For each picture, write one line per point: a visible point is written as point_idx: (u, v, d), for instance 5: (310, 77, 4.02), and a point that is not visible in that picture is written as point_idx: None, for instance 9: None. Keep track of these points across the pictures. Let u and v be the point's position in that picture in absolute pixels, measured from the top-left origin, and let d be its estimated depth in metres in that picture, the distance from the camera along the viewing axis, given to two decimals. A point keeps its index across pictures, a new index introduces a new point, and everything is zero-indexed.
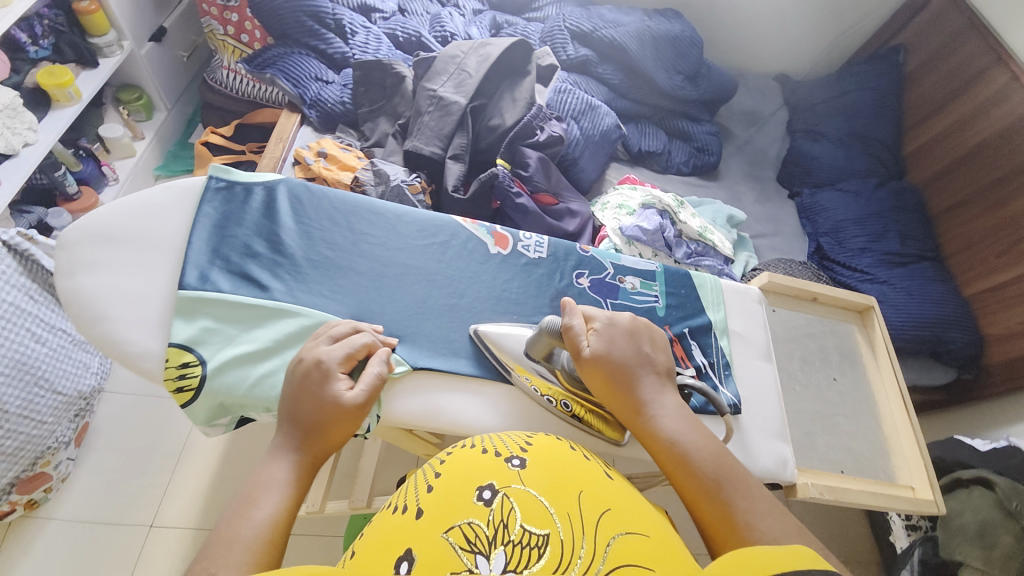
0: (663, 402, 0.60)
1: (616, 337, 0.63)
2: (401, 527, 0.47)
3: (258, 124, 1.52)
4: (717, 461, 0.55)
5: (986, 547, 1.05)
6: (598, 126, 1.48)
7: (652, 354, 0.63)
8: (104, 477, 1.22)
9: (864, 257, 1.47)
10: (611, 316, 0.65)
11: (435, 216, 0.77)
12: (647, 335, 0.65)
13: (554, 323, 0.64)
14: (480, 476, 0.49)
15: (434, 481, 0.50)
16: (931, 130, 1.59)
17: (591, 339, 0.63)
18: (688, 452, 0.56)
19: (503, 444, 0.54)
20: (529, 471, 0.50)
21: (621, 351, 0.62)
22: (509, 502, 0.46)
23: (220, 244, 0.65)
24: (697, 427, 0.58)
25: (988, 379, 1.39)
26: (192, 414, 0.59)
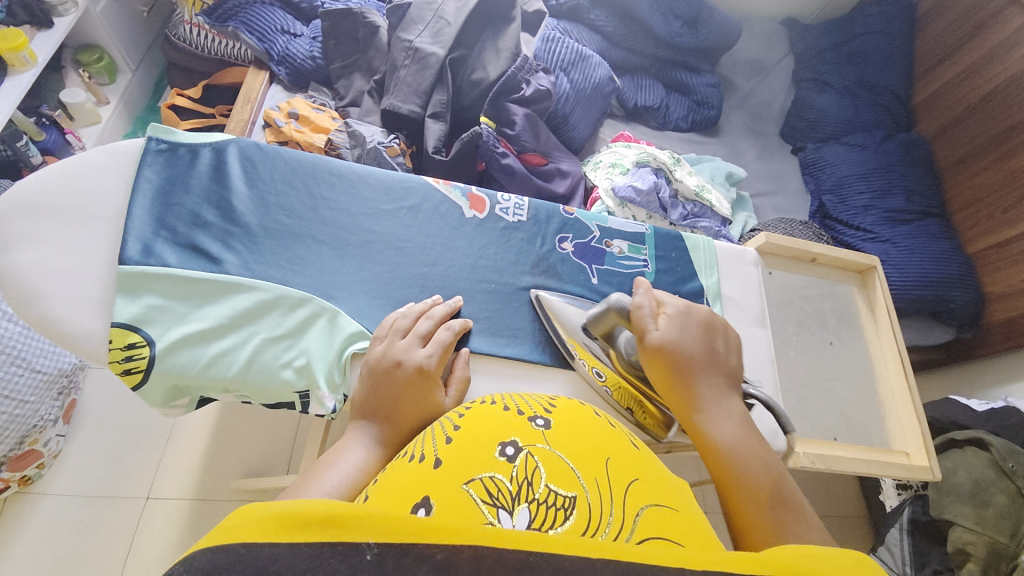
0: (728, 406, 0.54)
1: (689, 328, 0.58)
2: (417, 476, 0.39)
3: (226, 84, 1.41)
4: (773, 480, 0.49)
5: (977, 506, 1.05)
6: (589, 79, 1.38)
7: (723, 353, 0.58)
8: (95, 452, 1.17)
9: (868, 215, 1.40)
10: (685, 305, 0.61)
11: (404, 177, 0.71)
12: (721, 333, 0.60)
13: (624, 301, 0.61)
14: (502, 431, 0.43)
15: (453, 434, 0.44)
16: (942, 78, 1.50)
17: (661, 323, 0.59)
18: (742, 462, 0.50)
19: (525, 403, 0.49)
20: (555, 433, 0.43)
21: (690, 342, 0.57)
22: (534, 460, 0.39)
23: (164, 213, 0.60)
24: (757, 440, 0.52)
25: (987, 337, 1.35)
26: (145, 396, 0.55)
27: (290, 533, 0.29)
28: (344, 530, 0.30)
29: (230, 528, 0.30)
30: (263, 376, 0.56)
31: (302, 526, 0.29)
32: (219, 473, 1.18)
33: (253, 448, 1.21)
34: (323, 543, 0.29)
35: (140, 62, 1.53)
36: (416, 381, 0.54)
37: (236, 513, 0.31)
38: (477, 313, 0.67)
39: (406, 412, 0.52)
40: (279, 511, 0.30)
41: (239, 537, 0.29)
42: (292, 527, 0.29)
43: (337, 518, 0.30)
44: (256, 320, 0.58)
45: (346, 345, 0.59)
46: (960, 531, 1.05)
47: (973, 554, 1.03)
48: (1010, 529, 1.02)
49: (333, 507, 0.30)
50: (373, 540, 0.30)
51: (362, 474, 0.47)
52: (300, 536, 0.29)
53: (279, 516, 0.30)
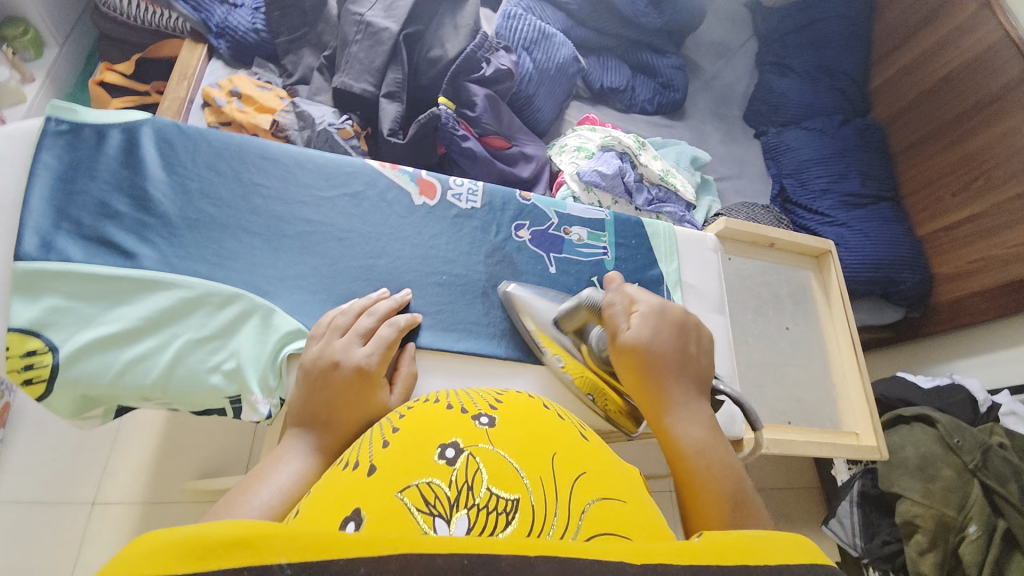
0: (694, 408, 0.49)
1: (662, 326, 0.54)
2: (349, 485, 0.36)
3: (162, 57, 1.29)
4: (738, 491, 0.44)
5: (925, 480, 1.10)
6: (553, 59, 1.33)
7: (699, 353, 0.53)
8: (38, 455, 1.08)
9: (825, 199, 1.43)
10: (660, 302, 0.56)
11: (345, 161, 0.66)
12: (698, 334, 0.54)
13: (595, 297, 0.60)
14: (443, 432, 0.40)
15: (391, 437, 0.41)
16: (899, 62, 1.53)
17: (634, 320, 0.54)
18: (708, 467, 0.45)
19: (470, 400, 0.46)
20: (499, 432, 0.40)
21: (664, 341, 0.53)
22: (475, 462, 0.37)
23: (66, 202, 0.54)
24: (724, 447, 0.47)
25: (933, 317, 1.41)
26: (51, 408, 0.49)
27: (188, 561, 0.24)
28: (255, 552, 0.25)
29: (122, 564, 0.25)
30: (187, 382, 0.51)
31: (202, 553, 0.25)
32: (174, 474, 1.11)
33: (206, 448, 1.15)
34: (226, 569, 0.24)
35: (70, 34, 1.37)
36: (355, 383, 0.51)
37: (133, 543, 0.26)
38: (427, 307, 0.63)
39: (346, 417, 0.49)
40: (178, 538, 0.25)
41: (129, 572, 0.24)
42: (192, 554, 0.25)
43: (245, 539, 0.25)
44: (178, 320, 0.53)
45: (281, 345, 0.55)
46: (909, 504, 1.10)
47: (921, 526, 1.07)
48: (958, 503, 1.06)
49: (244, 529, 0.26)
50: (286, 560, 0.25)
51: (299, 484, 0.43)
52: (199, 565, 0.24)
53: (177, 543, 0.25)
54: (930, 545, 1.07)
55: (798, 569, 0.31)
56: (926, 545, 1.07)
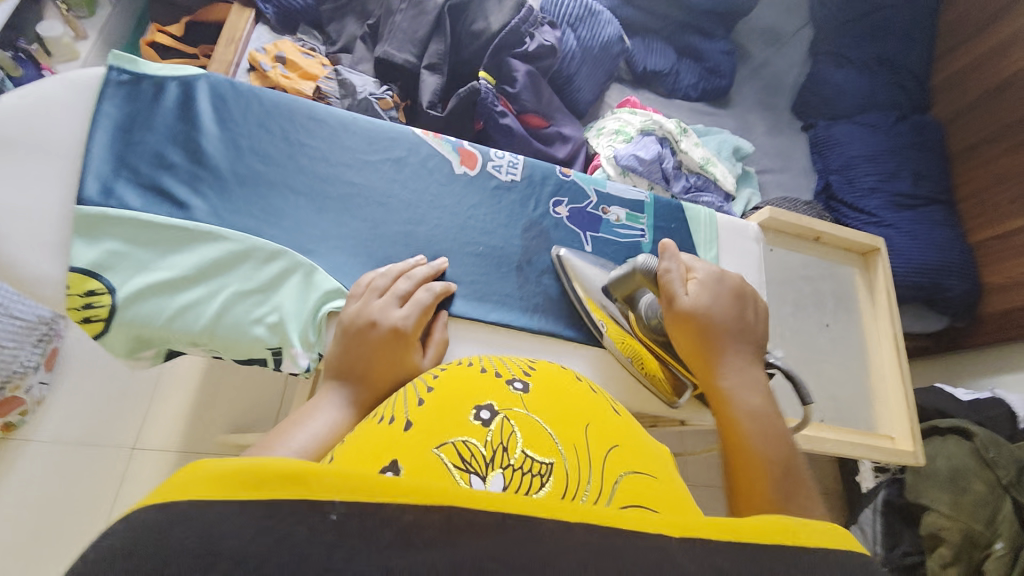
0: (747, 376, 0.53)
1: (720, 294, 0.57)
2: (386, 438, 0.36)
3: (211, 21, 1.31)
4: (786, 454, 0.47)
5: (954, 492, 1.06)
6: (597, 37, 1.30)
7: (754, 325, 0.57)
8: (85, 398, 1.15)
9: (874, 198, 1.36)
10: (718, 271, 0.59)
11: (389, 127, 0.66)
12: (753, 303, 0.58)
13: (650, 263, 0.58)
14: (478, 395, 0.40)
15: (426, 395, 0.41)
16: (963, 59, 1.43)
17: (692, 287, 0.57)
18: (758, 428, 0.49)
19: (504, 367, 0.46)
20: (534, 398, 0.41)
21: (721, 310, 0.56)
22: (510, 425, 0.37)
23: (126, 151, 0.56)
24: (777, 415, 0.51)
25: (980, 328, 1.34)
26: (108, 345, 0.52)
27: (242, 490, 0.25)
28: (305, 487, 0.25)
29: (179, 485, 0.26)
30: (232, 331, 0.53)
31: (256, 484, 0.25)
32: (208, 426, 1.16)
33: (237, 405, 1.19)
34: (280, 501, 0.25)
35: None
36: (390, 343, 0.52)
37: (190, 468, 0.27)
38: (462, 276, 0.64)
39: (380, 374, 0.50)
40: (232, 470, 0.26)
41: (186, 495, 0.25)
42: (244, 484, 0.25)
43: (296, 475, 0.26)
44: (227, 272, 0.55)
45: (321, 303, 0.56)
46: (935, 516, 1.07)
47: (946, 539, 1.04)
48: (986, 517, 1.02)
49: (295, 464, 0.26)
50: (336, 498, 0.25)
51: (335, 434, 0.45)
52: (252, 494, 0.25)
53: (232, 474, 0.26)
54: (954, 559, 1.03)
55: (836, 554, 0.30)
56: (949, 559, 1.04)
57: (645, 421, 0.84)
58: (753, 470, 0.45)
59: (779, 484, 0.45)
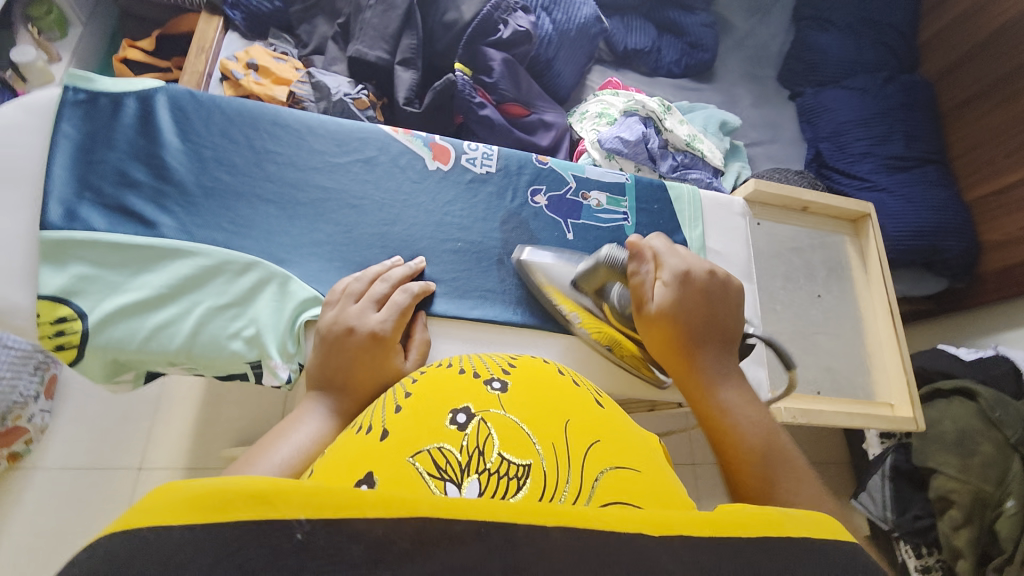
0: (726, 371, 0.51)
1: (688, 291, 0.53)
2: (361, 448, 0.36)
3: (180, 32, 1.28)
4: (773, 446, 0.45)
5: (962, 455, 1.05)
6: (573, 19, 1.27)
7: (724, 319, 0.53)
8: (90, 423, 1.15)
9: (866, 162, 1.34)
10: (687, 268, 0.55)
11: (357, 126, 0.65)
12: (723, 293, 0.54)
13: (615, 257, 0.58)
14: (456, 397, 0.39)
15: (403, 401, 0.40)
16: (950, 13, 1.40)
17: (659, 290, 0.54)
18: (740, 423, 0.47)
19: (483, 365, 0.45)
20: (512, 396, 0.40)
21: (689, 311, 0.53)
22: (486, 427, 0.36)
23: (87, 172, 0.55)
24: (761, 408, 0.48)
25: (981, 287, 1.32)
26: (85, 371, 0.51)
27: (205, 514, 0.24)
28: (273, 507, 0.24)
29: (142, 510, 0.25)
30: (209, 348, 0.53)
31: (221, 506, 0.24)
32: (211, 441, 1.16)
33: (240, 418, 1.19)
34: (247, 523, 0.24)
35: (93, 14, 1.37)
36: (368, 348, 0.51)
37: (154, 490, 0.26)
38: (443, 274, 0.63)
39: (361, 380, 0.49)
40: (196, 493, 0.25)
41: (148, 521, 0.24)
42: (208, 507, 0.24)
43: (263, 494, 0.25)
44: (199, 288, 0.54)
45: (298, 312, 0.56)
46: (944, 479, 1.06)
47: (956, 501, 1.04)
48: (996, 478, 1.02)
49: (264, 483, 0.25)
50: (304, 516, 0.24)
51: (318, 445, 0.44)
52: (215, 519, 0.24)
53: (199, 496, 0.25)
54: (965, 521, 1.03)
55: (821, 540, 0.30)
56: (961, 521, 1.03)
57: (643, 406, 0.84)
58: (741, 466, 0.44)
59: (766, 471, 0.44)
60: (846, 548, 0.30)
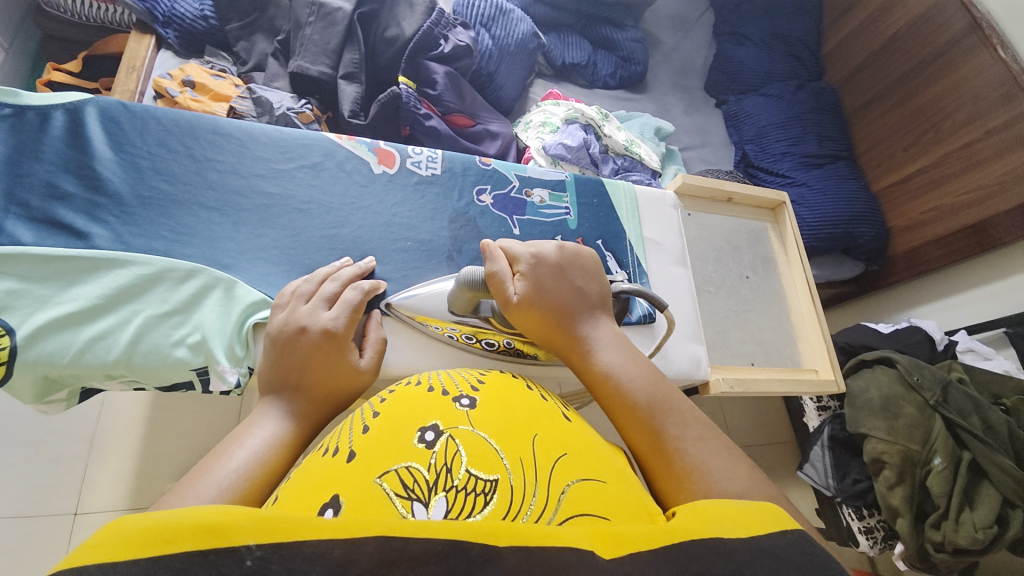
0: (600, 337, 0.52)
1: (545, 276, 0.55)
2: (328, 473, 0.36)
3: (108, 52, 1.23)
4: (658, 401, 0.45)
5: (889, 419, 1.15)
6: (512, 35, 1.33)
7: (583, 286, 0.56)
8: (13, 469, 1.05)
9: (785, 161, 1.47)
10: (536, 253, 0.57)
11: (301, 134, 0.66)
12: (576, 267, 0.57)
13: (474, 274, 0.58)
14: (424, 415, 0.41)
15: (371, 423, 0.41)
16: (849, 25, 1.58)
17: (518, 283, 0.55)
18: (617, 380, 0.47)
19: (452, 382, 0.46)
20: (481, 413, 0.41)
21: (551, 293, 0.54)
22: (455, 444, 0.37)
23: (13, 185, 0.53)
24: (638, 360, 0.49)
25: (892, 268, 1.47)
26: (13, 392, 0.48)
27: (152, 546, 0.25)
28: (221, 535, 0.26)
29: (88, 550, 0.25)
30: (151, 357, 0.51)
31: (168, 538, 0.25)
32: (157, 477, 1.09)
33: (189, 450, 1.13)
34: (193, 552, 0.25)
35: (14, 37, 1.31)
36: (324, 347, 0.51)
37: (103, 528, 0.26)
38: (394, 273, 0.64)
39: (316, 380, 0.50)
40: (150, 525, 0.26)
41: (95, 555, 0.25)
42: (156, 540, 0.25)
43: (214, 524, 0.26)
44: (139, 297, 0.52)
45: (247, 315, 0.55)
46: (875, 442, 1.15)
47: (888, 462, 1.13)
48: (921, 437, 1.12)
49: (215, 515, 0.27)
50: (253, 542, 0.25)
51: (274, 448, 0.44)
52: (164, 550, 0.25)
53: (149, 530, 0.26)
54: (898, 479, 1.12)
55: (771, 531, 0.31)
56: (894, 480, 1.12)
57: None
58: (631, 425, 0.44)
59: (654, 427, 0.43)
60: (791, 538, 0.31)
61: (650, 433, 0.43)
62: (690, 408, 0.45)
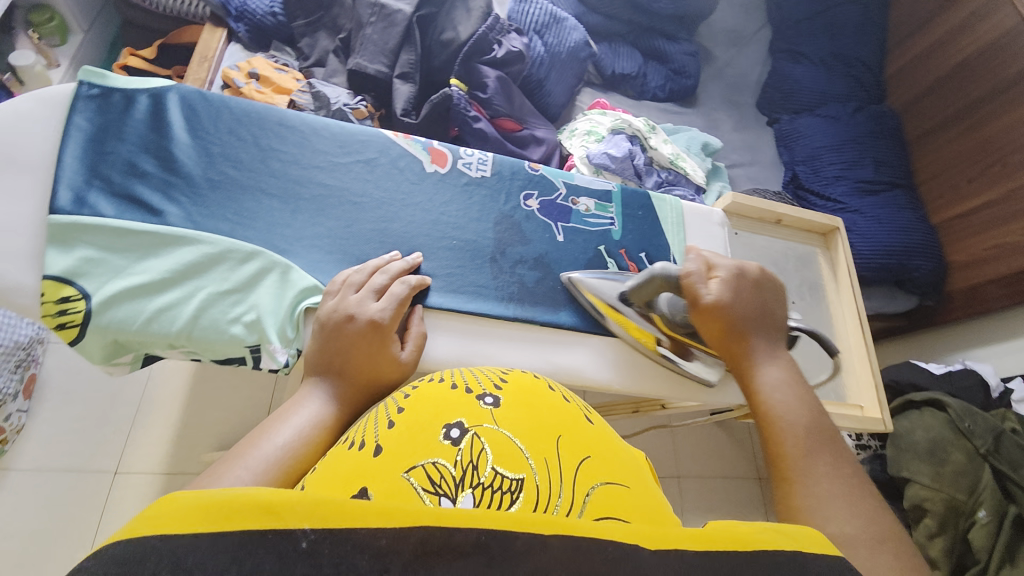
0: (774, 359, 0.58)
1: (740, 290, 0.62)
2: (356, 465, 0.37)
3: (183, 42, 1.32)
4: (814, 430, 0.51)
5: (935, 464, 1.09)
6: (564, 43, 1.34)
7: (772, 309, 0.62)
8: (67, 426, 1.13)
9: (839, 185, 1.42)
10: (736, 268, 0.64)
11: (360, 130, 0.68)
12: (768, 292, 0.64)
13: (669, 270, 0.62)
14: (449, 411, 0.41)
15: (396, 418, 0.41)
16: (915, 49, 1.51)
17: (714, 287, 0.61)
18: (781, 400, 0.54)
19: (475, 380, 0.46)
20: (505, 411, 0.41)
21: (742, 305, 0.61)
22: (480, 442, 0.38)
23: (98, 161, 0.57)
24: (805, 388, 0.56)
25: (948, 305, 1.39)
26: (85, 352, 0.52)
27: (212, 521, 0.25)
28: (277, 516, 0.25)
29: (147, 521, 0.25)
30: (209, 332, 0.54)
31: (227, 515, 0.25)
32: (193, 446, 1.15)
33: (224, 423, 1.18)
34: (250, 531, 0.25)
35: (94, 22, 1.41)
36: (368, 335, 0.53)
37: (158, 502, 0.26)
38: (438, 270, 0.65)
39: (359, 366, 0.51)
40: (207, 500, 0.26)
41: (157, 528, 0.25)
42: (215, 516, 0.25)
43: (269, 503, 0.26)
44: (202, 274, 0.55)
45: (299, 299, 0.58)
46: (917, 488, 1.10)
47: (930, 509, 1.06)
48: (968, 487, 1.05)
49: (270, 494, 0.26)
50: (308, 526, 0.25)
51: (316, 429, 0.46)
52: (224, 526, 0.25)
53: (206, 504, 0.26)
54: (940, 530, 1.05)
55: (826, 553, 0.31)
56: (935, 529, 1.05)
57: (627, 406, 0.91)
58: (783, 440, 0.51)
59: (805, 448, 0.50)
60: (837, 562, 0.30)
61: (802, 450, 0.49)
62: (845, 446, 0.51)
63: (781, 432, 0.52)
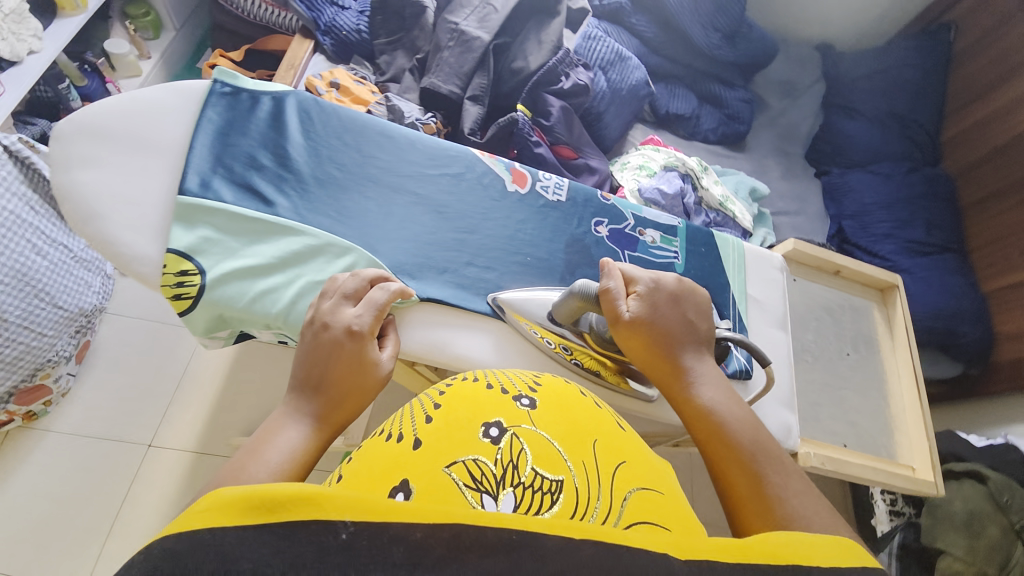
0: (704, 372, 0.58)
1: (660, 303, 0.60)
2: (394, 456, 0.37)
3: (270, 49, 1.42)
4: (760, 446, 0.51)
5: (970, 536, 1.06)
6: (626, 80, 1.39)
7: (695, 321, 0.61)
8: (114, 393, 1.18)
9: (887, 243, 1.41)
10: (653, 280, 0.62)
11: (449, 146, 0.73)
12: (690, 301, 0.62)
13: (588, 287, 0.60)
14: (486, 412, 0.41)
15: (433, 412, 0.41)
16: (973, 116, 1.51)
17: (633, 303, 0.60)
18: (723, 420, 0.53)
19: (510, 380, 0.46)
20: (541, 413, 0.42)
21: (662, 319, 0.59)
22: (519, 442, 0.38)
23: (223, 152, 0.62)
24: (739, 403, 0.56)
25: (993, 375, 1.36)
26: (191, 322, 0.57)
27: (256, 513, 0.28)
28: (319, 508, 0.28)
29: (196, 514, 0.28)
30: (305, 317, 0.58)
31: (269, 507, 0.28)
32: (226, 428, 1.19)
33: (258, 409, 1.22)
34: (294, 521, 0.27)
35: (187, 22, 1.52)
36: (345, 344, 0.52)
37: (203, 498, 0.29)
38: (509, 283, 0.69)
39: (340, 381, 0.51)
40: (249, 492, 0.28)
41: (203, 523, 0.28)
42: (259, 509, 0.28)
43: (310, 495, 0.28)
44: (303, 263, 0.60)
45: None
46: (949, 560, 1.06)
47: None
48: (999, 561, 1.04)
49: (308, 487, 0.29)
50: (348, 518, 0.28)
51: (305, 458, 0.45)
52: (268, 518, 0.27)
53: (248, 494, 0.28)
54: None
55: (843, 567, 0.33)
56: None
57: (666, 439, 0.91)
58: (734, 469, 0.50)
59: (755, 471, 0.49)
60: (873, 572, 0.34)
61: (750, 470, 0.49)
62: (789, 460, 0.51)
63: (727, 451, 0.52)
